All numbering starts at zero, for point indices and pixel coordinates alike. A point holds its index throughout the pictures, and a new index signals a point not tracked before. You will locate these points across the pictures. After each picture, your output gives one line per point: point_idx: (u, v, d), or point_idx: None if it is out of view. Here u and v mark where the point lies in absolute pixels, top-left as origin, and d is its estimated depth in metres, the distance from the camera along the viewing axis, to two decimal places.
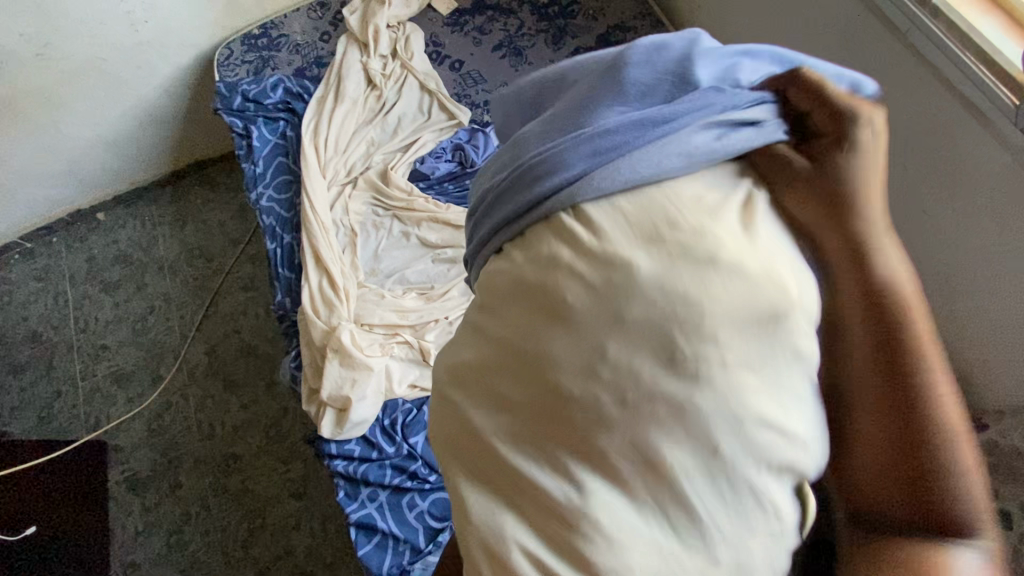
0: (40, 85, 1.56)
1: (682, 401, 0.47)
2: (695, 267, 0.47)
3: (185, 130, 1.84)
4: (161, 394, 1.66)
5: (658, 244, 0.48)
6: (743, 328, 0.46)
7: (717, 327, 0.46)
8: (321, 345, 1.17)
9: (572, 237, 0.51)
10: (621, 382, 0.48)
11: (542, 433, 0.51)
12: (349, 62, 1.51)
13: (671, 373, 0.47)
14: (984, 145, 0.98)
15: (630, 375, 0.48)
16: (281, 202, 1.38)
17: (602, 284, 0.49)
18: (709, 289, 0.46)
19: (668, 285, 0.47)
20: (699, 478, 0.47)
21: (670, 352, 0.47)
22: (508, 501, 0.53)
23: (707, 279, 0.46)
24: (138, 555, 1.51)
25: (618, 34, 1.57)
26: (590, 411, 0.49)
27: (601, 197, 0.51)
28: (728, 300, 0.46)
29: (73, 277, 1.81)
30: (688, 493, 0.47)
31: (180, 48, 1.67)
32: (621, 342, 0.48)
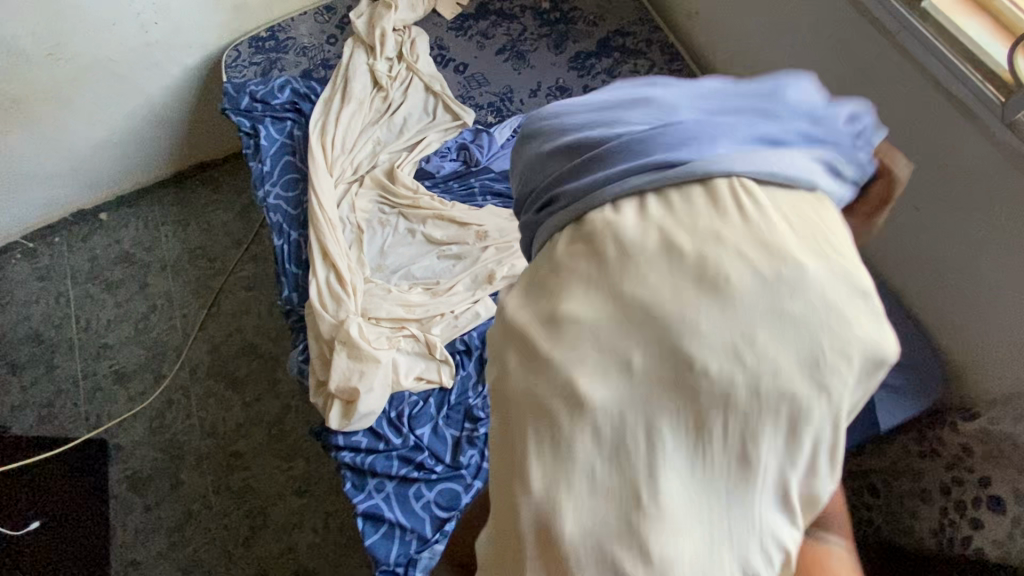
0: (48, 84, 1.58)
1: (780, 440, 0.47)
2: (804, 301, 0.47)
3: (190, 131, 1.86)
4: (163, 392, 1.66)
5: (768, 276, 0.47)
6: (846, 367, 0.47)
7: (832, 365, 0.46)
8: (329, 338, 1.19)
9: (656, 256, 0.50)
10: (731, 419, 0.47)
11: (645, 476, 0.47)
12: (356, 63, 1.54)
13: (779, 412, 0.46)
14: (974, 141, 1.03)
15: (741, 412, 0.47)
16: (288, 199, 1.41)
17: (719, 312, 0.47)
18: (817, 328, 0.47)
19: (782, 318, 0.47)
20: (770, 515, 0.48)
21: (784, 389, 0.46)
22: (584, 547, 0.48)
23: (817, 314, 0.47)
24: (138, 554, 1.50)
25: (618, 39, 1.62)
26: (696, 449, 0.47)
27: (696, 202, 0.51)
28: (831, 336, 0.47)
29: (75, 276, 1.81)
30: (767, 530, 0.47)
31: (188, 49, 1.70)
32: (738, 380, 0.47)
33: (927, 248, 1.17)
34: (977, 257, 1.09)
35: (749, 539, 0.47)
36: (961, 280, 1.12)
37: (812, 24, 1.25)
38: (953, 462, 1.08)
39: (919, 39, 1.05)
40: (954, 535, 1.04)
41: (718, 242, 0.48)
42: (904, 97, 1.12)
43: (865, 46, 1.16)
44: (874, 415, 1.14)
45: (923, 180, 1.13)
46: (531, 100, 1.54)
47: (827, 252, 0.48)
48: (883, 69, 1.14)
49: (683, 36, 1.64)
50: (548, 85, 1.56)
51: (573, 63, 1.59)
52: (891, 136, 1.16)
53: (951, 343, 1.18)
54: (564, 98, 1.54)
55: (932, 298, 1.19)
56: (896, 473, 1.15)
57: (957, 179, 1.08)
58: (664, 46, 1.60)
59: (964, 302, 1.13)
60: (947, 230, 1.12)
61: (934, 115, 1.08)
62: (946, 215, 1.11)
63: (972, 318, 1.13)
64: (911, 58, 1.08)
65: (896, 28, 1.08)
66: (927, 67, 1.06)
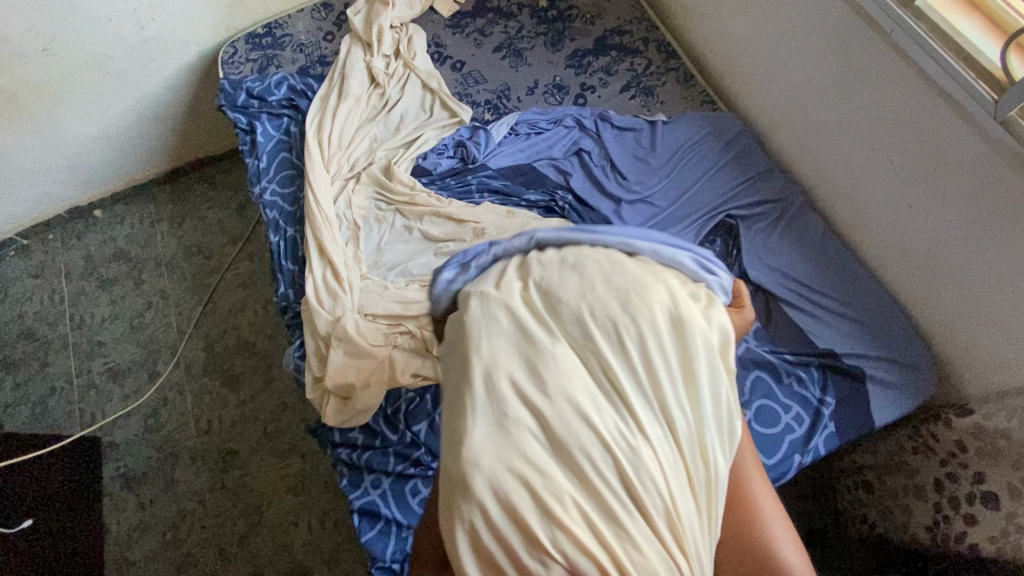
0: (43, 81, 1.57)
1: (634, 404, 0.74)
2: (644, 316, 0.77)
3: (186, 128, 1.86)
4: (158, 390, 1.66)
5: (628, 305, 0.77)
6: (672, 352, 0.76)
7: (664, 351, 0.76)
8: (325, 334, 1.18)
9: (555, 290, 0.78)
10: (599, 394, 0.74)
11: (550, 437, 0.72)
12: (353, 60, 1.54)
13: (632, 385, 0.75)
14: (968, 138, 1.04)
15: (604, 386, 0.74)
16: (284, 196, 1.40)
17: (592, 326, 0.76)
18: (651, 329, 0.77)
19: (627, 321, 0.76)
20: (641, 454, 0.73)
21: (633, 370, 0.75)
22: (513, 492, 0.70)
23: (650, 326, 0.77)
24: (133, 552, 1.49)
25: (615, 37, 1.62)
26: (582, 416, 0.73)
27: (591, 268, 0.79)
28: (663, 336, 0.77)
29: (69, 273, 1.80)
30: (638, 462, 0.73)
31: (185, 46, 1.69)
32: (599, 364, 0.75)
33: (921, 245, 1.18)
34: (970, 254, 1.10)
35: (633, 468, 0.73)
36: (955, 277, 1.13)
37: (807, 23, 1.26)
38: (947, 458, 1.09)
39: (913, 37, 1.06)
40: (948, 532, 1.07)
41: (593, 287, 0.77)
42: (898, 96, 1.13)
43: (860, 45, 1.16)
44: (869, 411, 1.15)
45: (917, 178, 1.14)
46: (528, 97, 1.55)
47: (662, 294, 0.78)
48: (877, 68, 1.15)
49: (680, 35, 1.64)
50: (546, 83, 1.56)
51: (570, 61, 1.59)
52: (885, 135, 1.18)
53: (946, 340, 1.19)
54: (562, 96, 1.55)
55: (926, 295, 1.20)
56: (890, 470, 1.19)
57: (951, 176, 1.09)
58: (661, 45, 1.60)
59: (957, 298, 1.14)
60: (940, 228, 1.13)
61: (927, 113, 1.09)
62: (939, 212, 1.12)
63: (966, 313, 1.13)
64: (906, 56, 1.09)
65: (890, 27, 1.09)
66: (922, 66, 1.06)
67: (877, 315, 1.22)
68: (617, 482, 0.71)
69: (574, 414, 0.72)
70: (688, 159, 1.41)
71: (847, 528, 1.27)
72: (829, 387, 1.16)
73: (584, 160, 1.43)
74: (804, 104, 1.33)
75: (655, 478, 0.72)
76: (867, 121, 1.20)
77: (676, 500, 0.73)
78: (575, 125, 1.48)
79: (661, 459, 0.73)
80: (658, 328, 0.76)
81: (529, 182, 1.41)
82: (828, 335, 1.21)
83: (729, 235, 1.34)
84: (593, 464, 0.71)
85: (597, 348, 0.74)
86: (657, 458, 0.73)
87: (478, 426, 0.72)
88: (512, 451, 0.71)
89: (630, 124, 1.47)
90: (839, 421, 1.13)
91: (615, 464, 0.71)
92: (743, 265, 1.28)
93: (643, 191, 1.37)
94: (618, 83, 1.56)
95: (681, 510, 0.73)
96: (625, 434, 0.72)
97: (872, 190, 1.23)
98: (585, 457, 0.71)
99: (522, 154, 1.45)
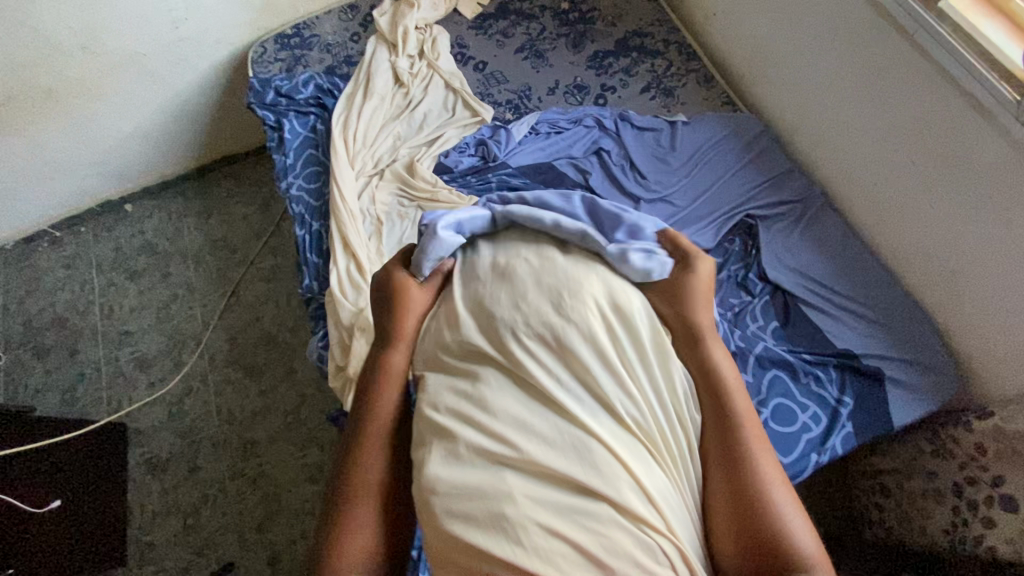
0: (83, 77, 1.64)
1: (580, 394, 0.73)
2: (575, 305, 0.77)
3: (215, 125, 1.91)
4: (182, 379, 1.70)
5: (562, 303, 0.77)
6: (614, 338, 0.76)
7: (598, 332, 0.76)
8: (349, 325, 1.21)
9: (494, 299, 0.79)
10: (545, 396, 0.73)
11: (497, 454, 0.70)
12: (378, 60, 1.58)
13: (572, 375, 0.74)
14: (992, 139, 1.04)
15: (547, 390, 0.73)
16: (310, 191, 1.44)
17: (528, 328, 0.76)
18: (586, 316, 0.76)
19: (561, 311, 0.77)
20: (592, 445, 0.70)
21: (568, 360, 0.75)
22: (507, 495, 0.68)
23: (585, 314, 0.76)
24: (155, 536, 1.53)
25: (636, 39, 1.64)
26: (526, 427, 0.71)
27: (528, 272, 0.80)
28: (597, 319, 0.77)
29: (99, 265, 1.86)
30: (587, 457, 0.69)
31: (216, 45, 1.74)
32: (538, 369, 0.74)
33: (944, 247, 1.17)
34: (992, 256, 1.09)
35: (586, 462, 0.69)
36: (975, 279, 1.13)
37: (829, 25, 1.27)
38: (966, 462, 1.08)
39: (935, 39, 1.06)
40: (965, 536, 1.06)
41: (528, 294, 0.78)
42: (922, 96, 1.13)
43: (881, 44, 1.17)
44: (887, 412, 1.15)
45: (939, 180, 1.14)
46: (549, 98, 1.57)
47: (595, 290, 0.79)
48: (899, 69, 1.15)
49: (700, 38, 1.66)
50: (566, 83, 1.59)
51: (591, 62, 1.62)
52: (908, 136, 1.17)
53: (965, 343, 1.18)
54: (582, 96, 1.57)
55: (946, 298, 1.20)
56: (908, 474, 1.17)
57: (974, 178, 1.08)
58: (681, 47, 1.62)
59: (979, 300, 1.14)
60: (963, 230, 1.13)
61: (951, 114, 1.09)
62: (960, 213, 1.12)
63: (986, 316, 1.13)
64: (929, 58, 1.09)
65: (912, 27, 1.09)
66: (946, 67, 1.06)
67: (897, 317, 1.22)
68: (573, 477, 0.68)
69: (515, 423, 0.71)
70: (707, 159, 1.42)
71: (862, 532, 1.26)
72: (848, 387, 1.16)
73: (604, 160, 1.44)
74: (824, 107, 1.33)
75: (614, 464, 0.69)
76: (889, 121, 1.20)
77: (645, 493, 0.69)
78: (595, 125, 1.50)
79: (617, 445, 0.70)
80: (592, 319, 0.76)
81: (548, 180, 1.42)
82: (846, 336, 1.21)
83: (748, 236, 1.34)
84: (548, 450, 0.70)
85: (529, 348, 0.75)
86: (613, 448, 0.70)
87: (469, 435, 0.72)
88: (476, 451, 0.70)
89: (650, 125, 1.48)
90: (856, 421, 1.13)
91: (570, 451, 0.70)
92: (761, 265, 1.28)
93: (662, 191, 1.38)
94: (639, 84, 1.58)
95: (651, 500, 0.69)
96: (571, 430, 0.71)
97: (893, 192, 1.23)
98: (537, 446, 0.70)
99: (541, 153, 1.47)
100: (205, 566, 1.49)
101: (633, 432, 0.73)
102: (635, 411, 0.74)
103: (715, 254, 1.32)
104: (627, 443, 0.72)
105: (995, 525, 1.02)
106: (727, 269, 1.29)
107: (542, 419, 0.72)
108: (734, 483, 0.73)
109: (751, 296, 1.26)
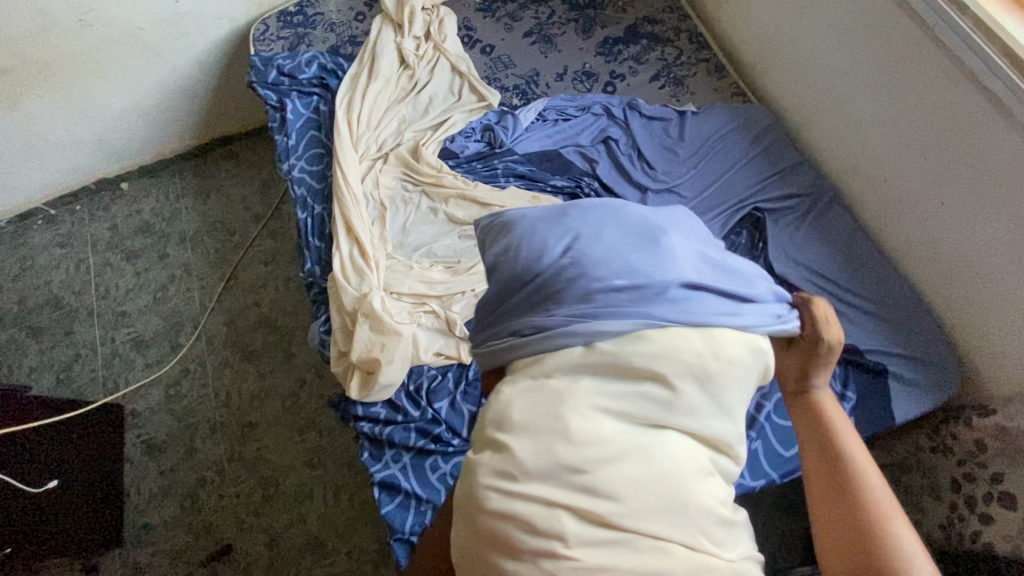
0: (80, 51, 1.60)
1: (677, 447, 0.60)
2: (700, 368, 0.60)
3: (215, 103, 1.88)
4: (180, 361, 1.69)
5: (680, 373, 0.59)
6: (736, 385, 0.61)
7: (720, 383, 0.60)
8: (352, 310, 1.20)
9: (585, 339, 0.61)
10: (642, 445, 0.59)
11: (568, 499, 0.58)
12: (384, 40, 1.55)
13: (676, 423, 0.60)
14: (1006, 135, 1.03)
15: (647, 438, 0.60)
16: (312, 173, 1.42)
17: (630, 388, 0.60)
18: (708, 371, 0.60)
19: (690, 370, 0.59)
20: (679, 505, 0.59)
21: (672, 409, 0.60)
22: None
23: (706, 369, 0.60)
24: (152, 517, 1.51)
25: (646, 25, 1.62)
26: (614, 482, 0.58)
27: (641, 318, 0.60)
28: (728, 373, 0.61)
29: (95, 244, 1.83)
30: (674, 515, 0.59)
31: (217, 21, 1.71)
32: (641, 415, 0.60)
33: (952, 244, 1.17)
34: (1000, 254, 1.09)
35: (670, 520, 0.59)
36: (982, 278, 1.13)
37: (845, 16, 1.25)
38: (965, 458, 1.09)
39: (954, 32, 1.05)
40: (962, 531, 1.05)
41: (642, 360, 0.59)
42: (938, 90, 1.12)
43: (900, 35, 1.15)
44: (888, 407, 1.15)
45: (950, 175, 1.14)
46: (557, 83, 1.55)
47: (716, 377, 0.60)
48: (916, 62, 1.14)
49: (711, 27, 1.64)
50: (575, 69, 1.57)
51: (600, 49, 1.59)
52: (921, 132, 1.17)
53: (967, 340, 1.18)
54: (590, 83, 1.55)
55: (949, 295, 1.20)
56: (905, 470, 1.18)
57: (986, 175, 1.08)
58: (692, 36, 1.60)
59: (983, 297, 1.14)
60: (972, 228, 1.12)
61: (967, 109, 1.08)
62: (970, 210, 1.12)
63: (990, 313, 1.13)
64: (949, 52, 1.08)
65: (932, 20, 1.08)
66: (964, 61, 1.05)
67: (901, 314, 1.22)
68: (650, 533, 0.58)
69: (605, 467, 0.58)
70: (715, 151, 1.41)
71: None
72: (851, 382, 1.16)
73: (612, 148, 1.43)
74: (836, 99, 1.32)
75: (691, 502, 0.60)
76: (903, 117, 1.19)
77: (728, 535, 0.62)
78: (603, 113, 1.48)
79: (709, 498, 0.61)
80: (712, 385, 0.60)
81: (555, 168, 1.41)
82: (850, 331, 1.21)
83: (755, 229, 1.34)
84: (635, 502, 0.58)
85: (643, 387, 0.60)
86: (699, 501, 0.60)
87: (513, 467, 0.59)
88: (542, 480, 0.58)
89: (659, 114, 1.46)
90: (858, 416, 1.13)
91: (658, 508, 0.58)
92: (768, 259, 1.28)
93: (670, 181, 1.37)
94: (648, 72, 1.56)
95: (725, 536, 0.62)
96: (668, 481, 0.59)
97: (904, 188, 1.23)
98: (620, 499, 0.58)
99: (548, 140, 1.45)
100: (202, 548, 1.48)
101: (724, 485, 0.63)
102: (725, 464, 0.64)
103: (722, 247, 1.31)
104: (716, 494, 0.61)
105: (993, 522, 1.03)
106: None
107: (639, 466, 0.59)
108: (841, 493, 0.67)
109: None
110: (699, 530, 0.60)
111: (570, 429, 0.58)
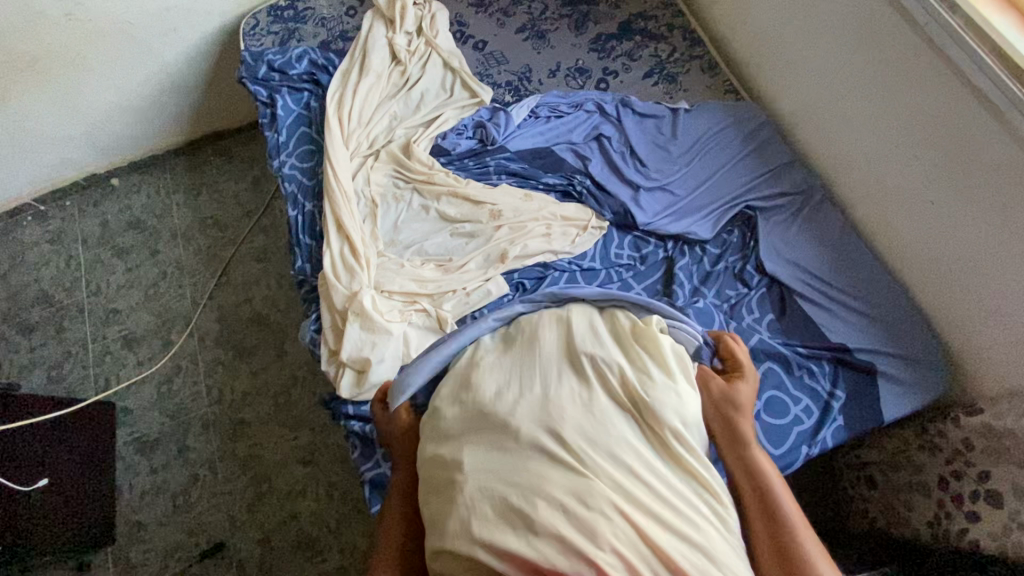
0: (67, 45, 1.58)
1: (571, 382, 0.80)
2: (582, 333, 0.85)
3: (205, 99, 1.87)
4: (171, 358, 1.68)
5: (563, 339, 0.86)
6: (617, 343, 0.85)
7: (599, 341, 0.84)
8: (342, 309, 1.19)
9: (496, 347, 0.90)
10: (538, 377, 0.81)
11: (479, 412, 0.80)
12: (375, 36, 1.53)
13: (571, 364, 0.82)
14: (997, 136, 1.03)
15: (547, 372, 0.82)
16: (303, 170, 1.41)
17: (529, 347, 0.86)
18: (588, 334, 0.85)
19: (573, 333, 0.86)
20: (568, 420, 0.76)
21: (572, 355, 0.83)
22: None
23: (587, 336, 0.85)
24: (144, 514, 1.52)
25: (639, 22, 1.61)
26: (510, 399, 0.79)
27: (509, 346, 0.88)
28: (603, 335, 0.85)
29: (85, 241, 1.82)
30: (559, 424, 0.76)
31: (206, 15, 1.69)
32: (540, 355, 0.84)
33: (942, 242, 1.17)
34: (989, 254, 1.09)
35: (557, 429, 0.75)
36: (972, 277, 1.13)
37: (837, 14, 1.25)
38: (953, 456, 1.10)
39: (946, 30, 1.04)
40: (948, 528, 1.07)
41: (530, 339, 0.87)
42: (928, 89, 1.12)
43: (891, 34, 1.15)
44: (877, 406, 1.15)
45: (941, 175, 1.14)
46: (550, 80, 1.54)
47: (594, 337, 0.85)
48: (907, 60, 1.14)
49: (705, 22, 1.63)
50: (568, 66, 1.56)
51: (593, 45, 1.58)
52: (911, 130, 1.17)
53: (956, 339, 1.19)
54: (583, 79, 1.54)
55: (939, 294, 1.20)
56: (894, 468, 1.19)
57: (976, 175, 1.08)
58: (686, 32, 1.59)
59: (973, 296, 1.14)
60: (962, 227, 1.12)
61: (958, 108, 1.07)
62: (961, 210, 1.12)
63: (979, 312, 1.13)
64: (939, 50, 1.07)
65: (923, 18, 1.07)
66: (955, 60, 1.05)
67: (891, 313, 1.22)
68: (543, 433, 0.75)
69: (501, 390, 0.81)
70: (708, 149, 1.41)
71: (847, 522, 1.26)
72: (840, 381, 1.16)
73: (604, 146, 1.42)
74: (827, 98, 1.32)
75: (612, 474, 0.72)
76: (893, 115, 1.19)
77: (621, 453, 0.74)
78: (596, 110, 1.47)
79: (598, 414, 0.77)
80: (599, 339, 0.84)
81: (547, 166, 1.40)
82: (840, 329, 1.21)
83: (747, 227, 1.33)
84: (519, 410, 0.78)
85: (538, 338, 0.86)
86: (582, 413, 0.77)
87: (450, 395, 0.85)
88: (475, 398, 0.82)
89: (651, 111, 1.46)
90: (847, 415, 1.13)
91: (542, 415, 0.77)
92: (760, 257, 1.28)
93: (662, 179, 1.37)
94: (642, 68, 1.55)
95: (617, 452, 0.74)
96: (554, 400, 0.78)
97: (895, 187, 1.23)
98: (508, 406, 0.79)
99: (541, 137, 1.44)
100: (195, 545, 1.49)
101: (623, 417, 0.77)
102: (629, 399, 0.78)
103: (713, 245, 1.31)
104: (612, 416, 0.77)
105: (979, 519, 1.03)
106: (725, 261, 1.29)
107: (529, 389, 0.80)
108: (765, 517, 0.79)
109: (748, 287, 1.26)
110: (587, 442, 0.74)
111: (476, 374, 0.85)
